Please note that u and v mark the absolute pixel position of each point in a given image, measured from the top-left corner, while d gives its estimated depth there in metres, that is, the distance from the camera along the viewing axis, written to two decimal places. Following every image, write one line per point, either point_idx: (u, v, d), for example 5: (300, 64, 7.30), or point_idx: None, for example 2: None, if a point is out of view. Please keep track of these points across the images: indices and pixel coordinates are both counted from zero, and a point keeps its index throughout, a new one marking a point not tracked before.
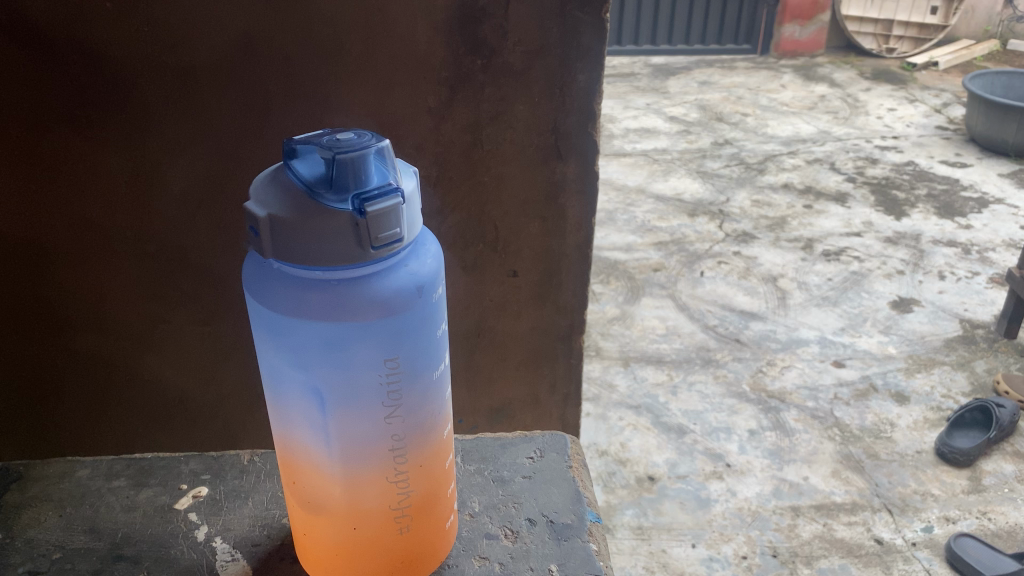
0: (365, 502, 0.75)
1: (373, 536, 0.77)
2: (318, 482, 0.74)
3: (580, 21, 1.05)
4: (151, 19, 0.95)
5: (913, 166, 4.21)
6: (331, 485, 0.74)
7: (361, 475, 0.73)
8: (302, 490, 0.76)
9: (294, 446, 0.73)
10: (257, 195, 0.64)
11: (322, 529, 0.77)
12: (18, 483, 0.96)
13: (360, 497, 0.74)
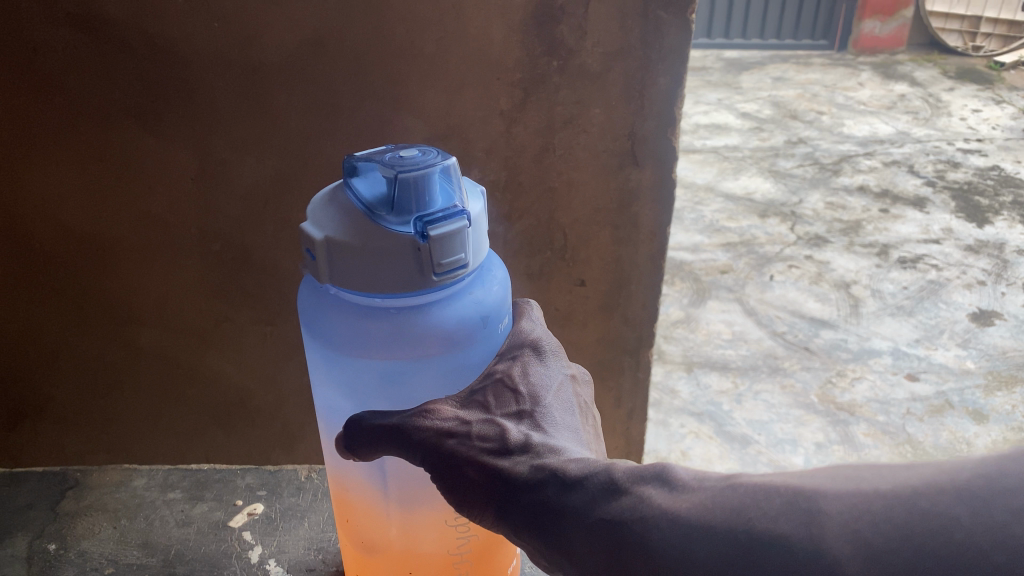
0: (424, 545, 0.80)
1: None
2: (377, 525, 0.80)
3: (663, 22, 1.01)
4: (223, 16, 0.94)
5: (998, 170, 4.02)
6: (391, 528, 0.80)
7: (419, 519, 0.79)
8: (363, 532, 0.82)
9: (355, 491, 0.80)
10: (314, 217, 0.66)
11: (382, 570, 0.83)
12: (77, 492, 1.18)
13: (418, 540, 0.80)
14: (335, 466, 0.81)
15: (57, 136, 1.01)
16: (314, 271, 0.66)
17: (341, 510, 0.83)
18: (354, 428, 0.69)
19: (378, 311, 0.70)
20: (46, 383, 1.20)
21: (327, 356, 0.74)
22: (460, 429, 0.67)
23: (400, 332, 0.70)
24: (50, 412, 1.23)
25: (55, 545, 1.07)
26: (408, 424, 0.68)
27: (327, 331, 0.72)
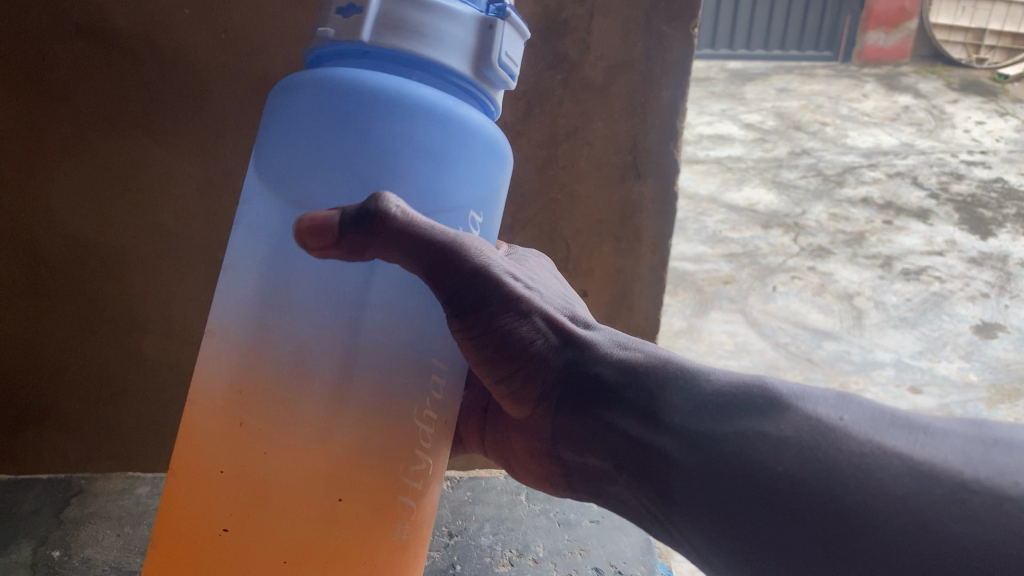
0: (290, 523, 0.65)
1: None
2: (235, 484, 0.65)
3: (666, 36, 1.04)
4: (229, 28, 0.97)
5: (1002, 183, 4.02)
6: (252, 487, 0.65)
7: (298, 481, 0.65)
8: (208, 511, 0.65)
9: (227, 424, 0.65)
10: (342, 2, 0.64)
11: (215, 565, 0.65)
12: (79, 498, 1.19)
13: (286, 518, 0.65)
14: (216, 382, 0.65)
15: (65, 147, 1.02)
16: (340, 33, 0.63)
17: (182, 475, 0.66)
18: (388, 219, 0.60)
19: (392, 82, 0.62)
20: (50, 391, 1.19)
21: (299, 125, 0.65)
22: (520, 309, 0.71)
23: (415, 129, 0.63)
24: (53, 421, 1.22)
25: (60, 551, 1.07)
26: (465, 262, 0.65)
27: (315, 131, 0.64)
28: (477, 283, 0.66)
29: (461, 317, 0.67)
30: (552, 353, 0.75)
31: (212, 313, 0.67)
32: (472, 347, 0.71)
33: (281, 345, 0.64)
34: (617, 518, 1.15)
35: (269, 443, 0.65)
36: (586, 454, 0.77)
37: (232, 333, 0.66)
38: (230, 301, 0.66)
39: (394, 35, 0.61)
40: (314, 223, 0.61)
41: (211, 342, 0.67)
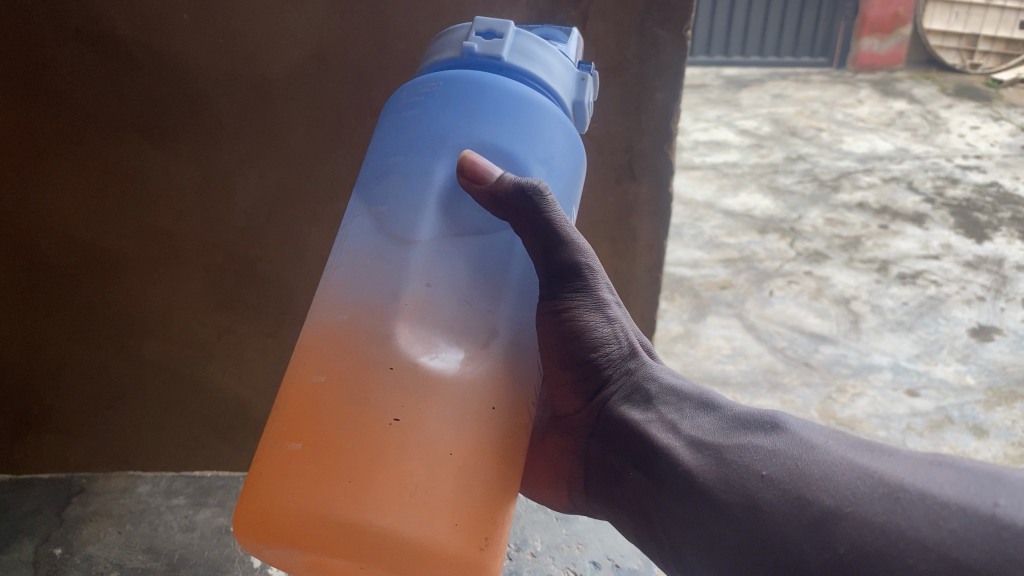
0: (456, 421, 0.67)
1: (444, 474, 0.65)
2: (407, 383, 0.66)
3: (660, 38, 1.04)
4: (228, 33, 0.97)
5: (997, 187, 4.04)
6: (417, 392, 0.66)
7: (463, 389, 0.67)
8: (373, 403, 0.66)
9: (391, 330, 0.67)
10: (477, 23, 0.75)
11: (335, 463, 0.64)
12: (79, 498, 1.19)
13: (446, 417, 0.66)
14: (379, 304, 0.68)
15: (65, 149, 1.03)
16: (482, 49, 0.72)
17: (337, 376, 0.67)
18: (539, 194, 0.69)
19: (529, 92, 0.72)
20: (50, 393, 1.20)
21: (439, 113, 0.71)
22: (604, 312, 0.79)
23: (541, 136, 0.73)
24: (53, 423, 1.22)
25: (61, 549, 1.08)
26: (573, 246, 0.72)
27: (464, 115, 0.71)
28: (576, 269, 0.74)
29: (555, 296, 0.74)
30: (617, 363, 0.82)
31: (350, 255, 0.70)
32: (552, 339, 0.76)
33: (422, 282, 0.69)
34: None
35: (437, 354, 0.67)
36: (613, 463, 0.83)
37: (392, 263, 0.69)
38: (369, 243, 0.70)
39: (527, 63, 0.73)
40: (480, 172, 0.69)
41: (353, 274, 0.69)
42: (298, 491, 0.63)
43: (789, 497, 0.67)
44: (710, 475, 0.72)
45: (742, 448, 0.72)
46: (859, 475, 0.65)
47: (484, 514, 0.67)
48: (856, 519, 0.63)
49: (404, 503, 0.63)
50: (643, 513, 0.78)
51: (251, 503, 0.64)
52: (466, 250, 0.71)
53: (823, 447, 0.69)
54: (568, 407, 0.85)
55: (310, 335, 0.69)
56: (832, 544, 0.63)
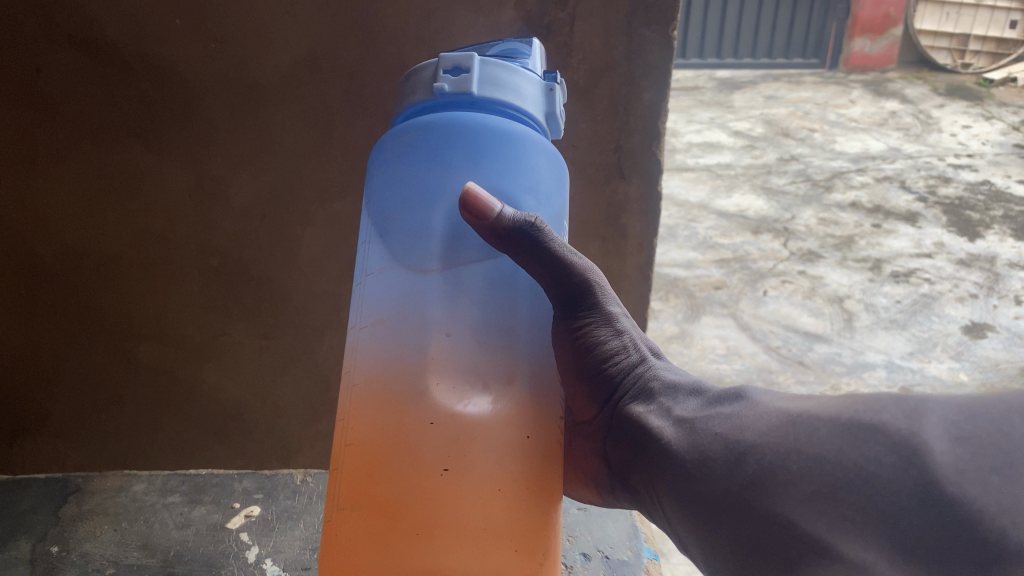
0: (497, 457, 0.71)
1: (494, 509, 0.69)
2: (448, 435, 0.70)
3: (647, 39, 1.05)
4: (220, 38, 0.98)
5: (989, 186, 4.06)
6: (459, 440, 0.70)
7: (498, 429, 0.71)
8: (424, 458, 0.69)
9: (425, 386, 0.71)
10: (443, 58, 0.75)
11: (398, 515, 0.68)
12: (76, 497, 1.20)
13: (489, 457, 0.70)
14: (409, 362, 0.71)
15: (59, 154, 1.04)
16: (453, 88, 0.72)
17: (382, 435, 0.70)
18: (534, 227, 0.71)
19: (504, 123, 0.74)
20: (46, 396, 1.21)
21: (425, 164, 0.74)
22: (614, 325, 0.83)
23: (524, 166, 0.75)
24: (50, 426, 1.23)
25: (58, 547, 1.09)
26: (578, 270, 0.76)
27: (448, 162, 0.74)
28: (585, 290, 0.78)
29: (569, 316, 0.79)
30: (626, 370, 0.85)
31: (371, 314, 0.73)
32: (569, 352, 0.82)
33: (442, 334, 0.73)
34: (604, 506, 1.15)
35: (470, 401, 0.71)
36: (625, 459, 0.87)
37: (416, 320, 0.72)
38: (387, 300, 0.73)
39: (498, 92, 0.73)
40: (482, 207, 0.70)
41: (378, 334, 0.72)
42: (374, 552, 0.67)
43: (725, 444, 0.74)
44: (681, 446, 0.78)
45: (709, 417, 0.78)
46: (777, 414, 0.73)
47: (536, 535, 0.71)
48: (765, 450, 0.71)
49: (469, 543, 0.68)
50: (653, 499, 0.83)
51: (334, 564, 0.68)
52: (480, 294, 0.75)
53: (765, 403, 0.76)
54: (587, 412, 0.90)
55: (351, 397, 0.72)
56: (745, 470, 0.72)
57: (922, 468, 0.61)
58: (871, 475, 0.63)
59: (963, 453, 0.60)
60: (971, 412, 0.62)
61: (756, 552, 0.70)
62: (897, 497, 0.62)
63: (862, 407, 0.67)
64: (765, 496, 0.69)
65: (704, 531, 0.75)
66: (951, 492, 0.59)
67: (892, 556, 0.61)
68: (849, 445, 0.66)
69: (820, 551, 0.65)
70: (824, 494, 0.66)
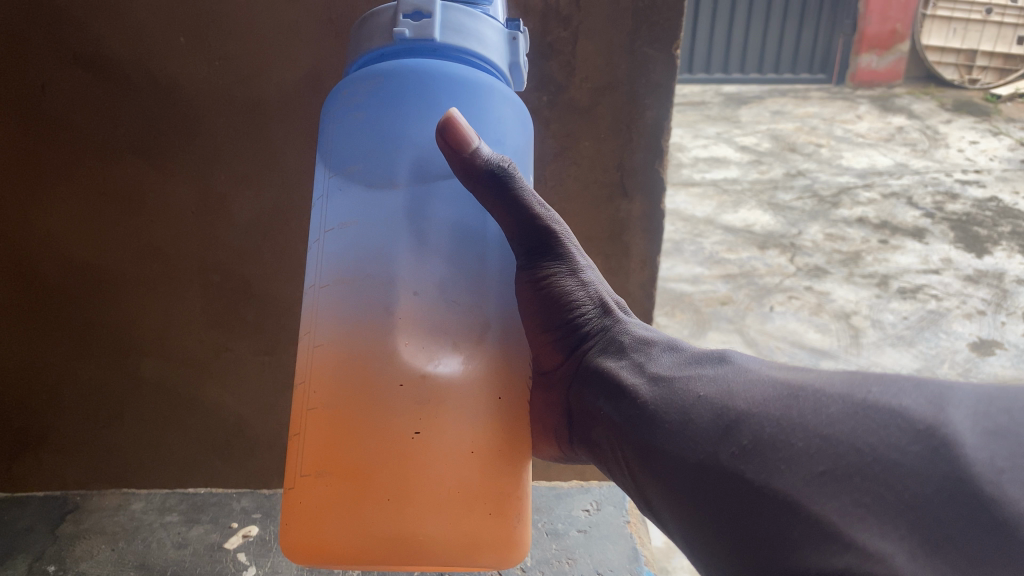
0: (469, 418, 0.71)
1: (466, 472, 0.70)
2: (416, 398, 0.70)
3: (650, 57, 1.05)
4: (224, 54, 0.99)
5: (997, 201, 4.04)
6: (428, 404, 0.70)
7: (467, 389, 0.71)
8: (392, 423, 0.69)
9: (393, 347, 0.70)
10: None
11: (373, 488, 0.69)
12: (74, 516, 1.20)
13: (460, 420, 0.71)
14: (374, 320, 0.71)
15: (64, 171, 1.05)
16: (413, 33, 0.71)
17: (347, 400, 0.70)
18: (507, 171, 0.71)
19: (466, 72, 0.74)
20: (47, 413, 1.21)
21: (383, 111, 0.73)
22: (578, 275, 0.81)
23: (489, 118, 0.75)
24: (52, 442, 1.23)
25: (55, 566, 1.09)
26: (542, 216, 0.75)
27: (409, 111, 0.73)
28: (547, 234, 0.77)
29: (532, 265, 0.77)
30: (594, 319, 0.82)
31: (333, 272, 0.72)
32: (532, 304, 0.79)
33: (410, 291, 0.72)
34: (605, 528, 1.15)
35: (440, 360, 0.71)
36: (588, 413, 0.82)
37: (380, 278, 0.71)
38: (349, 258, 0.72)
39: (462, 39, 0.72)
40: (460, 139, 0.69)
41: (341, 294, 0.71)
42: (341, 520, 0.69)
43: (714, 408, 0.67)
44: (655, 403, 0.72)
45: (690, 377, 0.72)
46: (774, 382, 0.66)
47: (506, 498, 0.72)
48: (762, 418, 0.63)
49: (440, 508, 0.69)
50: (613, 454, 0.78)
51: (304, 534, 0.69)
52: (447, 249, 0.74)
53: (756, 369, 0.69)
54: (550, 362, 0.85)
55: (314, 358, 0.71)
56: (738, 439, 0.63)
57: (951, 462, 0.53)
58: (890, 463, 0.55)
59: (1000, 448, 0.52)
60: (1009, 406, 0.54)
61: (749, 533, 0.60)
62: (920, 488, 0.53)
63: (878, 389, 0.60)
64: (762, 471, 0.60)
65: (682, 501, 0.66)
66: (988, 492, 0.51)
67: (913, 550, 0.52)
68: (864, 428, 0.58)
69: (835, 538, 0.55)
70: (837, 477, 0.56)
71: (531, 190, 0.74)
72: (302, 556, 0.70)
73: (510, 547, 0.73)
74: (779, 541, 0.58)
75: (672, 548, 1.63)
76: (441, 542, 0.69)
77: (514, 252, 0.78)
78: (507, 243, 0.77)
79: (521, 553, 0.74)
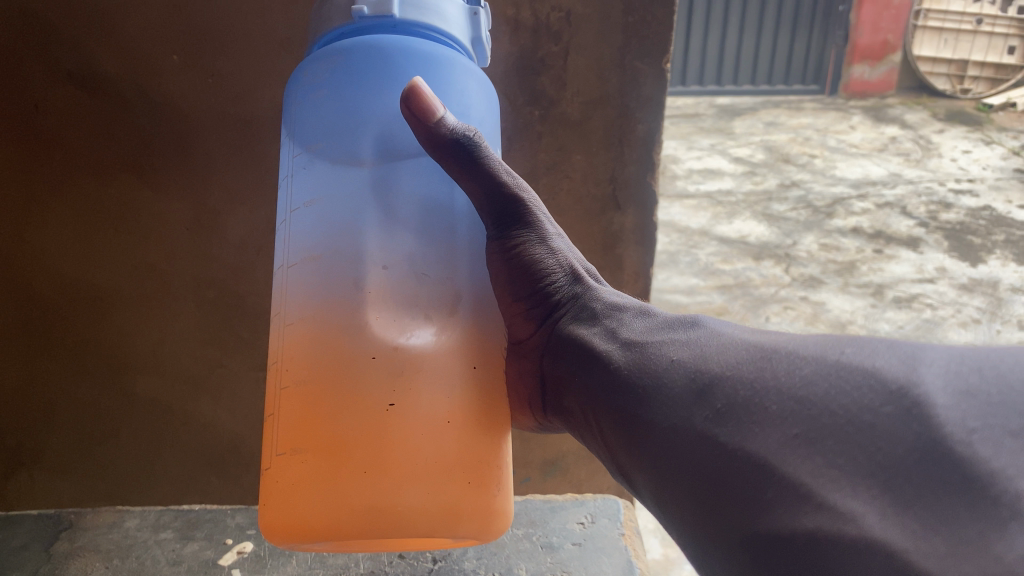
0: (445, 389, 0.72)
1: (443, 441, 0.71)
2: (391, 370, 0.70)
3: (640, 71, 1.06)
4: (217, 73, 0.99)
5: (990, 210, 4.06)
6: (403, 374, 0.71)
7: (440, 360, 0.72)
8: (368, 393, 0.70)
9: (364, 320, 0.70)
10: None
11: (351, 458, 0.69)
12: (68, 533, 1.18)
13: (436, 389, 0.72)
14: (343, 295, 0.70)
15: (59, 189, 1.05)
16: (372, 10, 0.70)
17: (319, 375, 0.70)
18: (473, 141, 0.72)
19: (428, 47, 0.73)
20: (42, 431, 1.21)
21: (344, 88, 0.73)
22: (547, 243, 0.84)
23: (455, 89, 0.76)
24: (46, 461, 1.23)
25: None
26: (510, 185, 0.77)
27: (371, 87, 0.73)
28: (517, 204, 0.79)
29: (502, 236, 0.80)
30: (565, 287, 0.85)
31: (302, 250, 0.72)
32: (504, 275, 0.82)
33: (379, 265, 0.71)
34: (600, 541, 1.15)
35: (412, 333, 0.72)
36: (561, 381, 0.83)
37: (348, 252, 0.71)
38: (317, 235, 0.72)
39: (422, 15, 0.72)
40: (425, 109, 0.69)
41: (310, 272, 0.71)
42: (320, 494, 0.69)
43: (688, 371, 0.66)
44: (629, 367, 0.72)
45: (661, 342, 0.72)
46: (747, 346, 0.65)
47: (485, 467, 0.73)
48: (735, 381, 0.62)
49: (418, 478, 0.70)
50: (585, 420, 0.79)
51: (282, 513, 0.70)
52: (416, 222, 0.73)
53: (727, 334, 0.69)
54: (523, 331, 0.86)
55: (285, 337, 0.72)
56: (712, 403, 0.62)
57: (924, 422, 0.52)
58: (863, 424, 0.54)
59: (971, 408, 0.51)
60: (980, 365, 0.53)
61: (720, 494, 0.58)
62: (891, 449, 0.52)
63: (852, 349, 0.58)
64: (736, 433, 0.59)
65: (657, 468, 0.64)
66: (960, 452, 0.50)
67: (884, 509, 0.50)
68: (838, 390, 0.56)
69: (806, 498, 0.53)
70: (811, 439, 0.55)
71: (499, 160, 0.75)
72: (282, 536, 0.70)
73: (490, 516, 0.74)
74: (754, 500, 0.56)
75: (669, 560, 1.62)
76: (420, 512, 0.70)
77: (484, 222, 0.79)
78: (476, 215, 0.79)
79: (501, 526, 0.75)
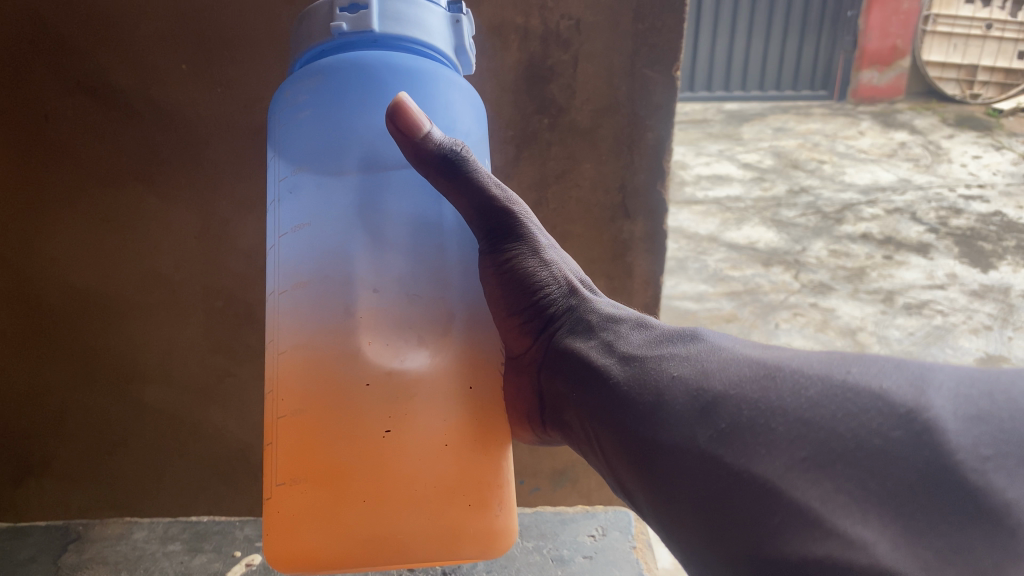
0: (440, 410, 0.71)
1: (441, 464, 0.71)
2: (384, 396, 0.70)
3: (650, 79, 1.06)
4: (226, 83, 0.99)
5: (1001, 216, 4.01)
6: (397, 400, 0.70)
7: (433, 382, 0.71)
8: (365, 419, 0.70)
9: (355, 346, 0.70)
10: None
11: (348, 487, 0.69)
12: (76, 544, 1.17)
13: (431, 412, 0.71)
14: (335, 319, 0.70)
15: (68, 197, 1.05)
16: (351, 25, 0.69)
17: (314, 402, 0.70)
18: (460, 155, 0.71)
19: (409, 60, 0.73)
20: (52, 439, 1.21)
21: (325, 107, 0.72)
22: (540, 255, 0.82)
23: (439, 103, 0.75)
24: (55, 469, 1.23)
25: None
26: (500, 198, 0.76)
27: (355, 104, 0.72)
28: (506, 217, 0.77)
29: (493, 250, 0.78)
30: (559, 299, 0.83)
31: (292, 275, 0.71)
32: (496, 289, 0.80)
33: (369, 289, 0.71)
34: (611, 554, 1.14)
35: (406, 356, 0.71)
36: (558, 395, 0.81)
37: (339, 277, 0.70)
38: (308, 259, 0.71)
39: (401, 28, 0.70)
40: (410, 125, 0.68)
41: (302, 296, 0.71)
42: (318, 523, 0.69)
43: (690, 389, 0.64)
44: (628, 383, 0.70)
45: (661, 356, 0.71)
46: (751, 363, 0.63)
47: (485, 487, 0.73)
48: (739, 400, 0.60)
49: (416, 502, 0.70)
50: (585, 435, 0.76)
51: (283, 545, 0.69)
52: (406, 244, 0.72)
53: (728, 349, 0.67)
54: (518, 345, 0.84)
55: (281, 364, 0.71)
56: (716, 422, 0.60)
57: (935, 448, 0.51)
58: (874, 449, 0.53)
59: (982, 434, 0.51)
60: (990, 390, 0.54)
61: (729, 517, 0.56)
62: (902, 475, 0.51)
63: (857, 368, 0.58)
64: (741, 454, 0.57)
65: (659, 495, 0.62)
66: (974, 480, 0.50)
67: (895, 538, 0.50)
68: (845, 413, 0.55)
69: (814, 524, 0.52)
70: (819, 463, 0.54)
71: (487, 173, 0.75)
72: (286, 565, 0.70)
73: (492, 536, 0.73)
74: (756, 527, 0.54)
75: None
76: (419, 537, 0.70)
77: (476, 237, 0.78)
78: (467, 229, 0.78)
79: (504, 544, 0.75)
